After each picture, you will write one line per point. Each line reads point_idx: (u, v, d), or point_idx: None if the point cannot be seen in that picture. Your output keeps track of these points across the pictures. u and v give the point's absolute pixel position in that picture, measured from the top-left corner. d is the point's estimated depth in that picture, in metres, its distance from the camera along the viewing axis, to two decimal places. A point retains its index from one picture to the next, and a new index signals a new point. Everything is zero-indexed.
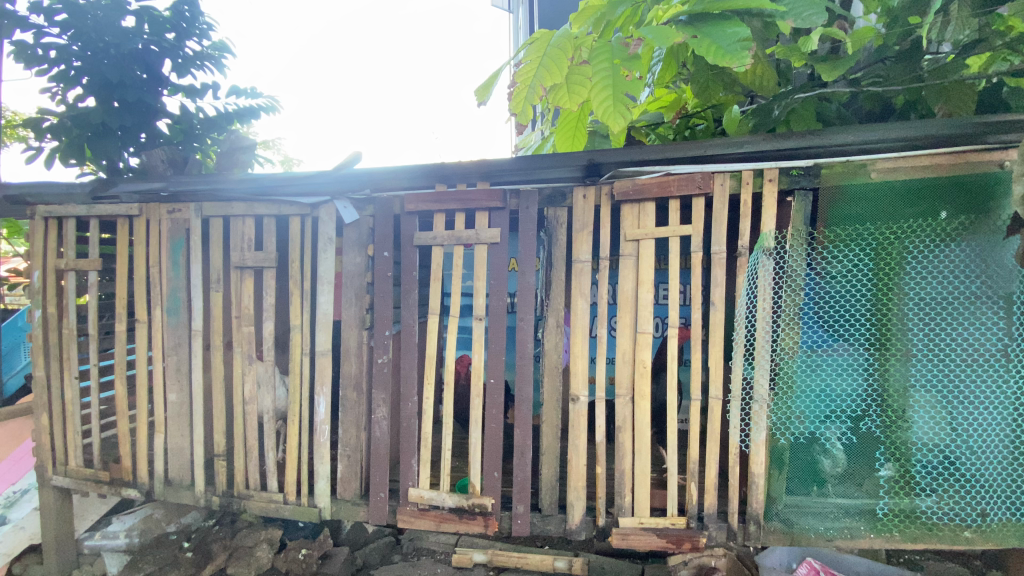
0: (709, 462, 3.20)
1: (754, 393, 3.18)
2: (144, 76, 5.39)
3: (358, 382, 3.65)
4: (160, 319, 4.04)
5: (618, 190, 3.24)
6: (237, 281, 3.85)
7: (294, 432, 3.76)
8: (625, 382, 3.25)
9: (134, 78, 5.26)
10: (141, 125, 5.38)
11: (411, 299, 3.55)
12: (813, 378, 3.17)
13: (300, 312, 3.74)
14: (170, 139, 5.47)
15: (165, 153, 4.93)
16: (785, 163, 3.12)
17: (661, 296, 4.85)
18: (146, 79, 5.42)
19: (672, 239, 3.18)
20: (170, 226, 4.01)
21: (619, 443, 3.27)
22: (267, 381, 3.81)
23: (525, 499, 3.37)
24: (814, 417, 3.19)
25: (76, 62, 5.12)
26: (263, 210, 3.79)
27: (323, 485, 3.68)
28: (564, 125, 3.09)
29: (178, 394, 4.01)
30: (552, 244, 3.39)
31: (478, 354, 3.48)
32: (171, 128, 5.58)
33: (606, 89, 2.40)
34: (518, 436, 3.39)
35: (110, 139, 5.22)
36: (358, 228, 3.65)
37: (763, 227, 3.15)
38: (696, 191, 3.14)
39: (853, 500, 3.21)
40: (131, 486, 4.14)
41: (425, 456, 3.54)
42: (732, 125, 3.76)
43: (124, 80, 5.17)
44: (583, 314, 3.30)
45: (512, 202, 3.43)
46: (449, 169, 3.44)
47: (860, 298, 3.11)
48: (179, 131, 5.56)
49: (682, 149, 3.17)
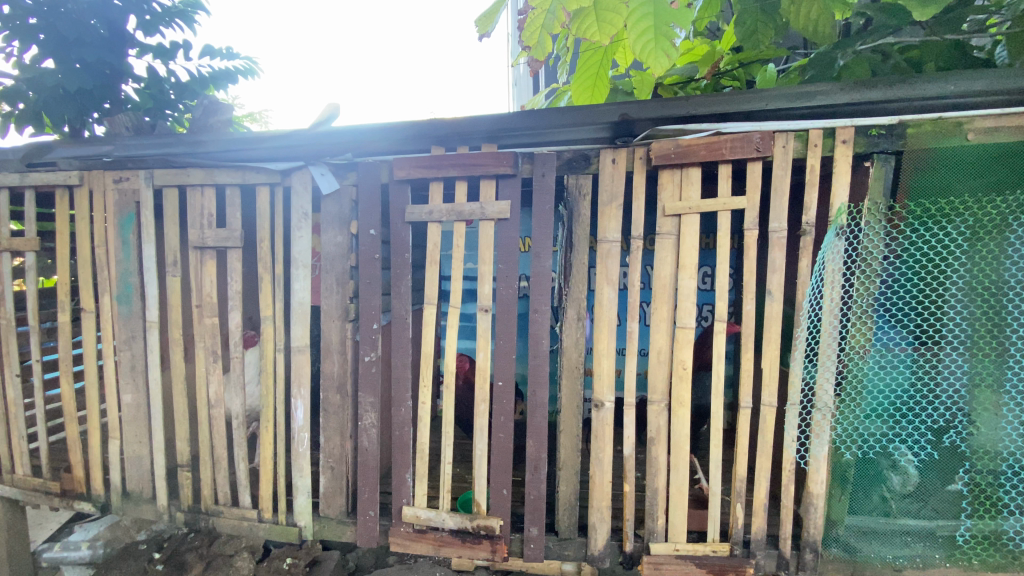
0: (759, 479, 2.69)
1: (816, 400, 2.64)
2: (100, 31, 4.41)
3: (342, 384, 3.08)
4: (110, 308, 3.45)
5: (655, 151, 2.62)
6: (196, 264, 3.24)
7: (267, 440, 3.21)
8: (660, 386, 2.71)
9: (93, 34, 4.33)
10: (103, 89, 4.53)
11: (403, 286, 2.97)
12: (886, 381, 2.64)
13: (271, 301, 3.15)
14: (139, 106, 4.67)
15: (131, 119, 3.96)
16: (864, 121, 2.51)
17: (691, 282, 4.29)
18: (105, 35, 4.45)
19: (721, 213, 2.60)
20: (117, 199, 3.39)
21: (651, 456, 2.75)
22: (234, 383, 3.23)
23: (538, 520, 2.86)
24: (883, 426, 2.67)
25: (31, 19, 4.20)
26: (224, 178, 3.16)
27: (303, 500, 3.17)
28: (583, 73, 2.42)
29: (133, 395, 3.45)
30: (573, 220, 2.76)
31: (484, 352, 2.90)
32: (139, 93, 4.75)
33: (645, 19, 1.77)
34: (530, 449, 2.86)
35: (67, 104, 4.41)
36: (338, 201, 3.03)
37: (834, 199, 2.56)
38: (753, 155, 2.53)
39: (929, 524, 2.71)
40: (85, 499, 3.64)
41: (421, 470, 3.01)
42: (766, 85, 3.17)
43: (81, 37, 4.27)
44: (610, 304, 2.73)
45: (525, 167, 2.80)
46: (450, 128, 2.82)
47: (945, 284, 2.57)
48: (149, 97, 4.75)
49: (738, 100, 2.56)
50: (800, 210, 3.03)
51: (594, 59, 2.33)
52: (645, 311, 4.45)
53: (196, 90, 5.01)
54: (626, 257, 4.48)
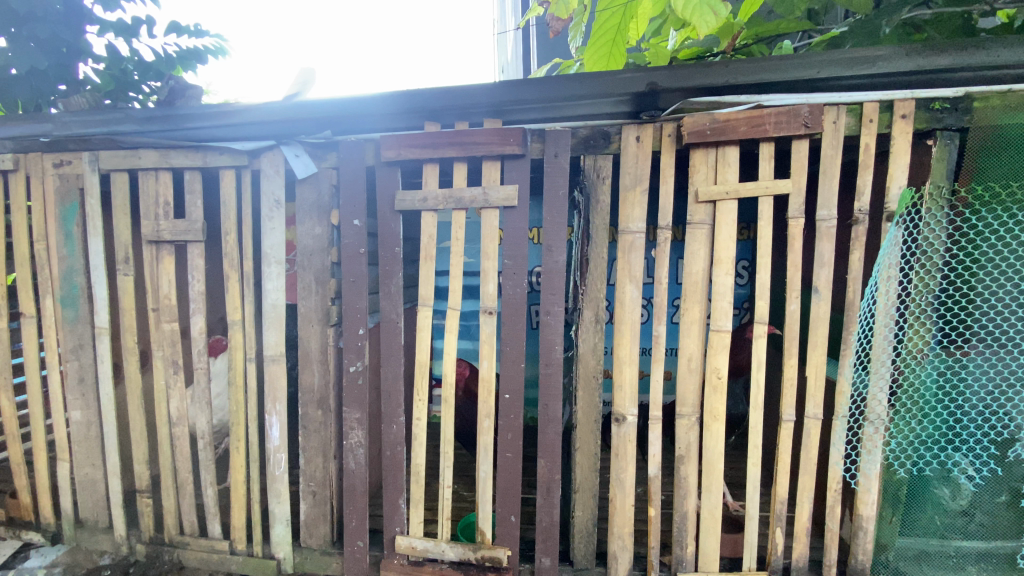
0: (801, 500, 2.37)
1: (869, 412, 2.33)
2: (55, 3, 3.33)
3: (324, 398, 2.68)
4: (53, 312, 3.00)
5: (688, 127, 2.23)
6: (152, 260, 2.80)
7: (238, 463, 2.79)
8: (690, 398, 2.35)
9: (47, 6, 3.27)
10: (59, 69, 3.51)
11: (393, 284, 2.57)
12: (943, 388, 2.35)
13: (239, 303, 2.72)
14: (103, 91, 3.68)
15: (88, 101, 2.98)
16: (926, 92, 2.18)
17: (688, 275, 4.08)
18: (61, 10, 3.37)
19: (762, 199, 2.25)
20: (58, 185, 2.92)
21: (680, 477, 2.41)
22: (199, 398, 2.80)
23: (550, 550, 2.51)
24: (939, 439, 2.39)
25: None
26: (181, 161, 2.71)
27: (281, 531, 2.77)
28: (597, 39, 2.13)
29: (83, 411, 3.02)
30: (591, 208, 2.39)
31: (488, 360, 2.53)
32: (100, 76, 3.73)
33: None
34: (541, 469, 2.50)
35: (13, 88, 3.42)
36: (315, 186, 2.61)
37: (892, 183, 2.24)
38: (800, 131, 2.18)
39: (988, 545, 2.42)
40: (33, 529, 3.19)
41: (416, 495, 2.63)
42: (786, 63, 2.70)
43: (34, 10, 3.21)
44: (632, 303, 2.37)
45: (535, 147, 2.41)
46: (448, 100, 2.42)
47: (1015, 280, 2.27)
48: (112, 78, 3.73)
49: (784, 67, 2.21)
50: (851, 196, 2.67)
51: (612, 24, 2.02)
52: (673, 310, 4.05)
53: (164, 72, 3.91)
54: (650, 249, 4.08)
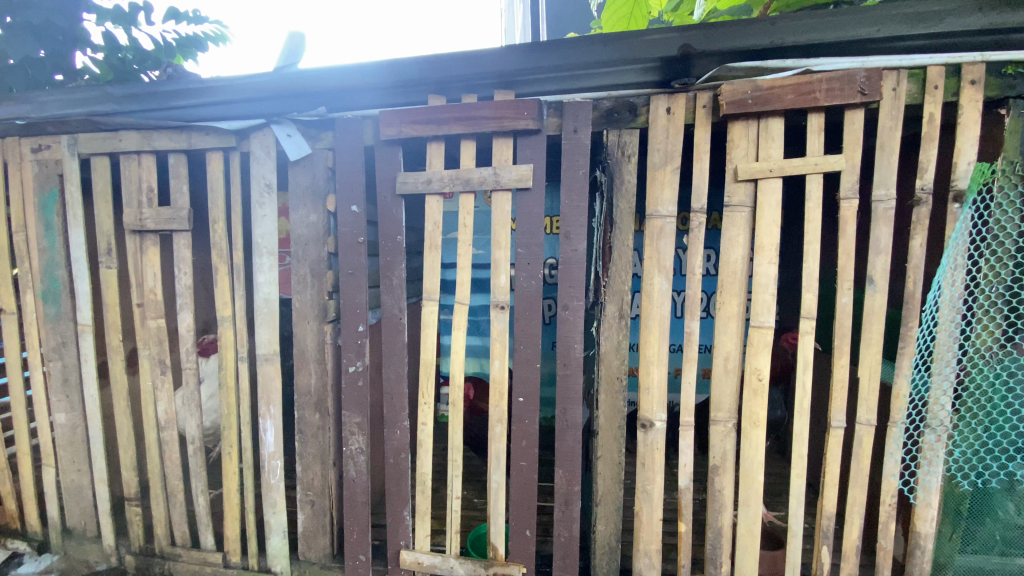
0: (851, 516, 2.11)
1: (930, 418, 2.07)
2: None
3: (321, 401, 2.46)
4: (34, 309, 2.80)
5: (726, 96, 1.97)
6: (135, 252, 2.59)
7: (231, 470, 2.58)
8: (726, 402, 2.10)
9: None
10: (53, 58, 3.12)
11: (395, 276, 2.33)
12: (1015, 391, 2.07)
13: (229, 298, 2.50)
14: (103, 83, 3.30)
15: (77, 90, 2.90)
16: (1000, 54, 1.89)
17: (711, 266, 3.89)
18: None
19: (810, 177, 1.98)
20: (36, 172, 2.72)
21: (714, 489, 2.16)
22: (187, 400, 2.59)
23: (570, 568, 2.29)
24: (1009, 448, 2.12)
25: None
26: (164, 143, 2.48)
27: (277, 542, 2.56)
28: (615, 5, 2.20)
29: (68, 414, 2.83)
30: (614, 190, 2.14)
31: (500, 360, 2.29)
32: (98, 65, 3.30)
33: None
34: (559, 480, 2.27)
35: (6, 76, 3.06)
36: (310, 169, 2.38)
37: (959, 158, 1.96)
38: (855, 99, 1.91)
39: None
40: (19, 537, 3.01)
41: (422, 506, 2.40)
42: None
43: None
44: (661, 296, 2.12)
45: (552, 122, 2.16)
46: (455, 71, 2.17)
47: None
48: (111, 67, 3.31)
49: (838, 25, 1.93)
50: (912, 175, 2.36)
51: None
52: (707, 303, 3.94)
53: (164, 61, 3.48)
54: (681, 240, 4.02)
